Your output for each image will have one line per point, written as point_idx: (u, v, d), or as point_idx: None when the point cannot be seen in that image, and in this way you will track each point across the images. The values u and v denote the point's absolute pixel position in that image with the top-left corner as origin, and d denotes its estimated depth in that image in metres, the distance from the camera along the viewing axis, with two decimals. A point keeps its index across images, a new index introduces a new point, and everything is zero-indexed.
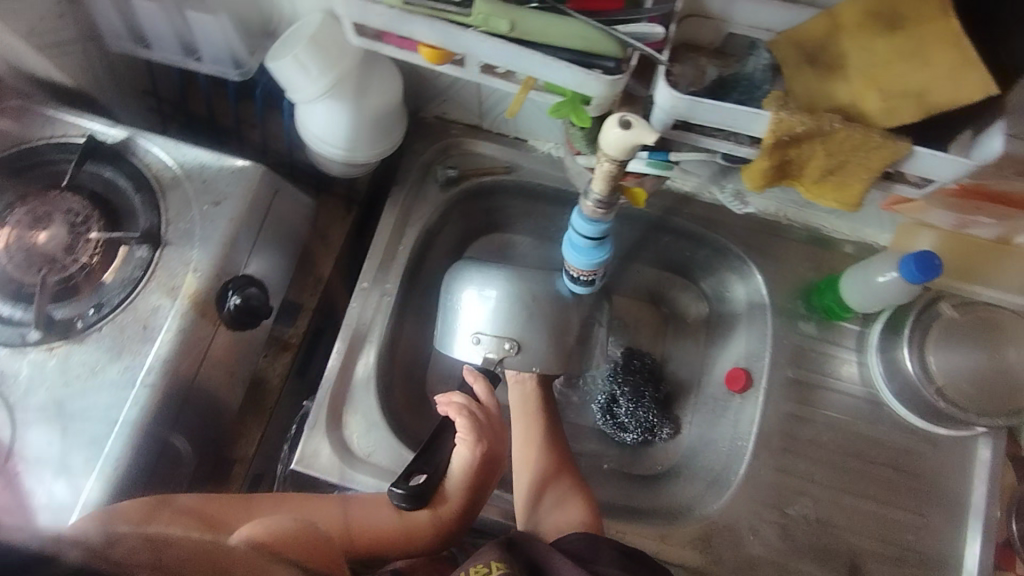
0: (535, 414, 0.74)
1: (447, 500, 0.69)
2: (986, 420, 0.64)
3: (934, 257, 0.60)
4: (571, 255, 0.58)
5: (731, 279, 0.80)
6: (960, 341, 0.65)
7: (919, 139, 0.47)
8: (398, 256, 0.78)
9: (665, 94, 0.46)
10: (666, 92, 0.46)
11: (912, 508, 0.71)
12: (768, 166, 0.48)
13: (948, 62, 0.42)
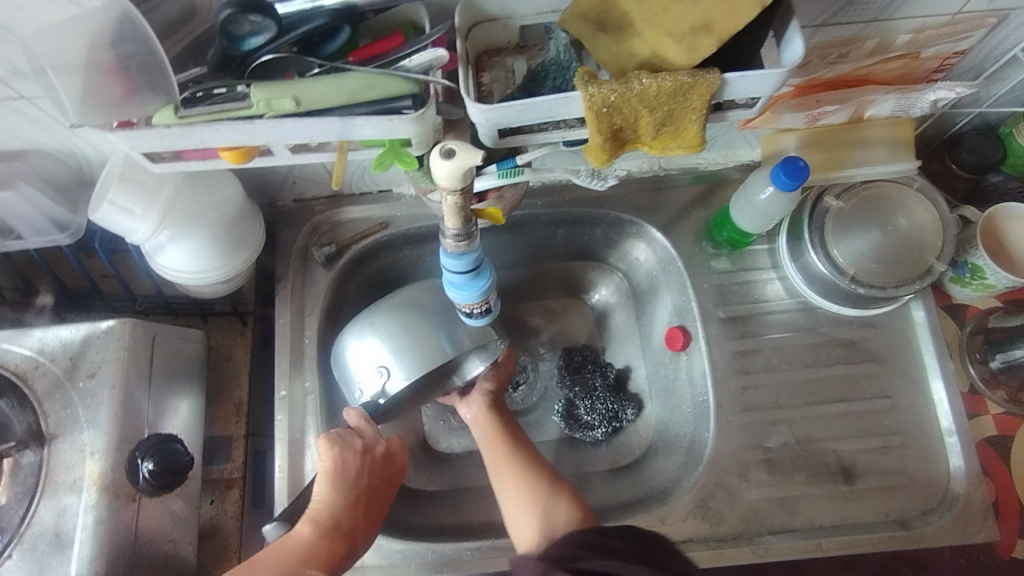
0: (491, 428, 0.70)
1: (331, 520, 0.62)
2: (907, 289, 0.64)
3: (799, 160, 0.60)
4: (453, 294, 0.55)
5: (636, 245, 0.80)
6: (855, 226, 0.67)
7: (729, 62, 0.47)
8: (307, 350, 0.75)
9: (477, 109, 0.45)
10: (477, 108, 0.45)
11: (877, 393, 0.72)
12: (602, 139, 0.47)
13: None
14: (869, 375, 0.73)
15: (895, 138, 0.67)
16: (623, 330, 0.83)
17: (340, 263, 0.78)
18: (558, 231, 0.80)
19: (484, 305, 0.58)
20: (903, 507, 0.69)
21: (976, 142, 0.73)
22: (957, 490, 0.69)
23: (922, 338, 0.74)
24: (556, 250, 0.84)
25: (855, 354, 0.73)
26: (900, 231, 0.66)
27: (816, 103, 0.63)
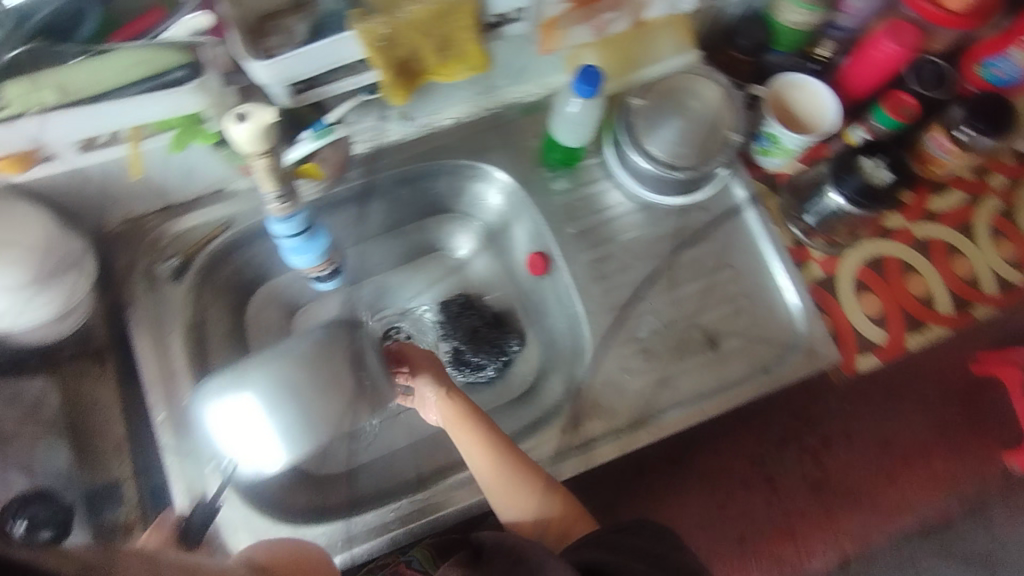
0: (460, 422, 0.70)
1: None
2: (713, 164, 0.72)
3: (592, 68, 0.65)
4: (295, 260, 0.56)
5: (481, 187, 0.83)
6: (662, 117, 0.72)
7: None
8: (177, 370, 0.72)
9: (257, 69, 0.45)
10: (258, 68, 0.45)
11: (721, 266, 0.80)
12: (393, 78, 0.50)
13: None
14: (711, 252, 0.80)
15: (675, 34, 0.75)
16: (492, 271, 0.87)
17: (189, 274, 0.75)
18: (405, 191, 0.81)
19: (331, 264, 0.60)
20: (763, 356, 0.77)
21: (747, 28, 0.82)
22: (801, 329, 0.79)
23: (746, 210, 0.82)
24: (410, 212, 0.85)
25: (695, 237, 0.81)
26: (697, 114, 0.72)
27: (595, 12, 0.66)
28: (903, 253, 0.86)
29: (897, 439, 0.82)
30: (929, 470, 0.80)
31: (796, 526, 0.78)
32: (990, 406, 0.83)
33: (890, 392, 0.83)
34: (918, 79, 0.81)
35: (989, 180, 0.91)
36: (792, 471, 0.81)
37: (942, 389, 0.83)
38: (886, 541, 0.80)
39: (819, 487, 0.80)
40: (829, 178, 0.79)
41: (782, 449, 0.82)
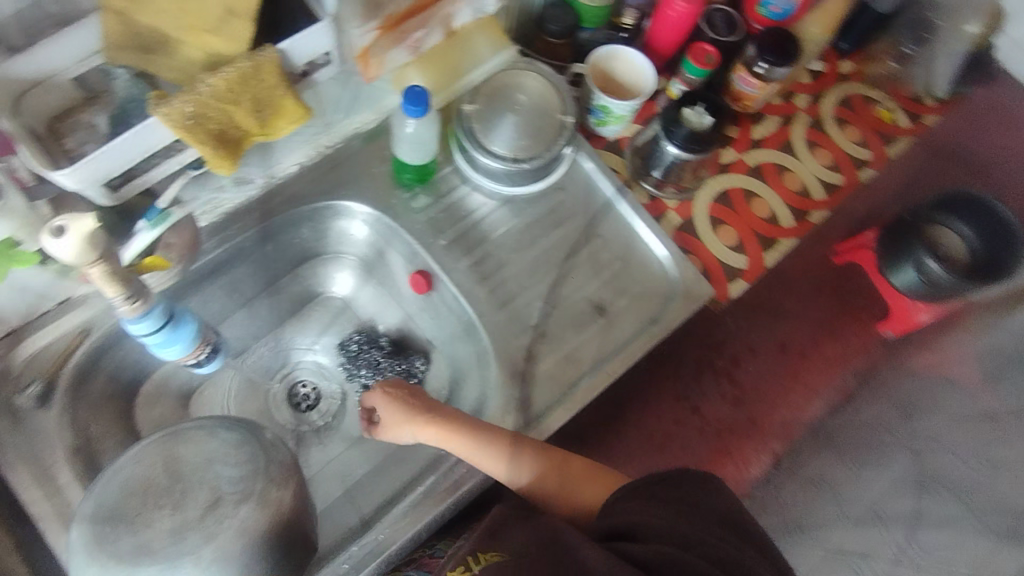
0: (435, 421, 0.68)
1: None
2: (556, 147, 0.75)
3: (416, 87, 0.66)
4: (167, 353, 0.54)
5: (344, 224, 0.83)
6: (496, 112, 0.74)
7: (278, 28, 0.49)
8: (71, 501, 0.66)
9: (65, 178, 0.43)
10: (64, 177, 0.43)
11: (590, 237, 0.85)
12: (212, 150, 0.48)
13: None
14: (578, 226, 0.85)
15: (486, 36, 0.78)
16: (380, 300, 0.87)
17: (56, 395, 0.69)
18: (269, 247, 0.80)
19: (206, 347, 0.59)
20: (649, 308, 0.83)
21: (553, 13, 0.86)
22: (673, 274, 0.84)
23: (598, 180, 0.87)
24: (281, 266, 0.83)
25: (561, 216, 0.85)
26: (529, 106, 0.75)
27: (400, 35, 0.68)
28: (743, 182, 0.95)
29: (790, 341, 0.97)
30: (823, 359, 0.98)
31: (729, 443, 0.93)
32: (854, 284, 0.99)
33: (768, 308, 0.97)
34: (710, 27, 0.91)
35: (795, 101, 1.02)
36: (714, 398, 0.93)
37: (807, 285, 0.99)
38: (805, 430, 0.97)
39: (740, 401, 0.94)
40: (662, 133, 0.85)
41: (700, 383, 0.93)
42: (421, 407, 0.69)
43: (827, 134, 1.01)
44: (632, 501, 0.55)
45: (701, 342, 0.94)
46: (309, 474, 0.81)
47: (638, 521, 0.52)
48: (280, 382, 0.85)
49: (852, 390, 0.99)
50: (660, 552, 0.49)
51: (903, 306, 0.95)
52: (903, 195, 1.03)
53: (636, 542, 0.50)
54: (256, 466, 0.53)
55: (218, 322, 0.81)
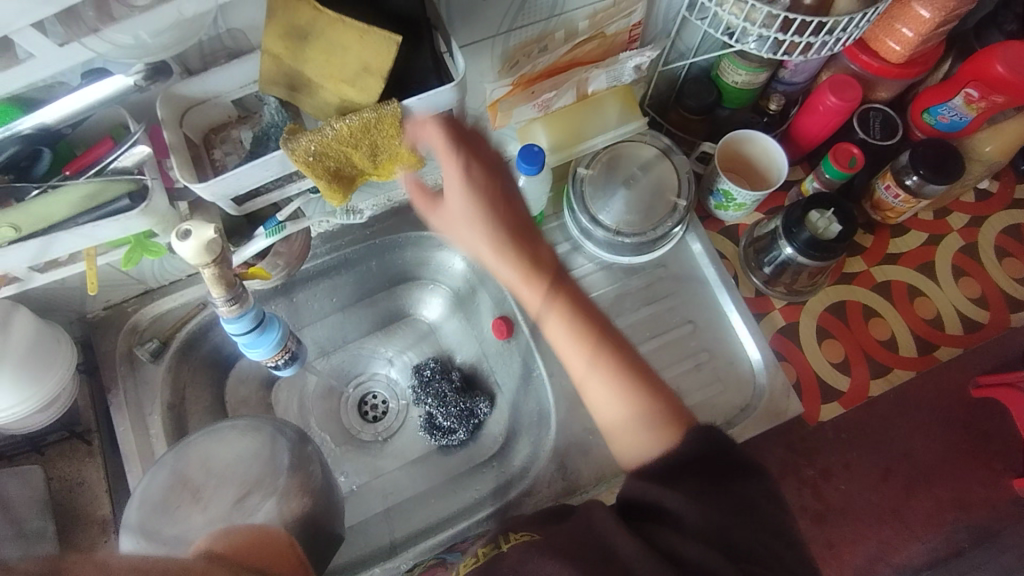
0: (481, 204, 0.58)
1: None
2: (660, 229, 0.75)
3: (534, 147, 0.68)
4: (253, 353, 0.60)
5: (445, 255, 0.87)
6: (609, 181, 0.76)
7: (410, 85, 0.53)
8: (157, 451, 0.74)
9: (205, 188, 0.50)
10: (203, 188, 0.50)
11: (682, 322, 0.82)
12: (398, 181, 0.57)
13: (356, 38, 0.47)
14: (671, 308, 0.83)
15: (618, 104, 0.77)
16: (461, 333, 0.90)
17: (168, 352, 0.78)
18: (373, 262, 0.86)
19: (286, 354, 0.64)
20: (725, 409, 0.79)
21: (694, 89, 0.83)
22: (762, 381, 0.80)
23: (703, 264, 0.84)
24: (379, 281, 0.89)
25: (655, 294, 0.83)
26: (642, 183, 0.75)
27: (531, 94, 0.70)
28: (864, 296, 0.89)
29: (896, 469, 0.85)
30: (933, 499, 0.85)
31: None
32: (988, 425, 0.87)
33: (876, 426, 0.85)
34: (864, 128, 0.85)
35: (949, 220, 0.92)
36: (794, 508, 0.82)
37: (937, 416, 0.86)
38: (893, 573, 0.83)
39: (820, 520, 0.82)
40: (781, 232, 0.81)
41: (781, 486, 0.83)
42: (485, 180, 0.57)
43: (981, 264, 0.90)
44: (712, 449, 0.50)
45: (792, 445, 0.83)
46: (359, 482, 0.85)
47: (727, 472, 0.49)
48: (354, 388, 0.90)
49: (963, 546, 0.84)
50: (735, 530, 0.47)
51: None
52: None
53: (714, 493, 0.48)
54: (277, 465, 0.62)
55: (316, 320, 0.88)
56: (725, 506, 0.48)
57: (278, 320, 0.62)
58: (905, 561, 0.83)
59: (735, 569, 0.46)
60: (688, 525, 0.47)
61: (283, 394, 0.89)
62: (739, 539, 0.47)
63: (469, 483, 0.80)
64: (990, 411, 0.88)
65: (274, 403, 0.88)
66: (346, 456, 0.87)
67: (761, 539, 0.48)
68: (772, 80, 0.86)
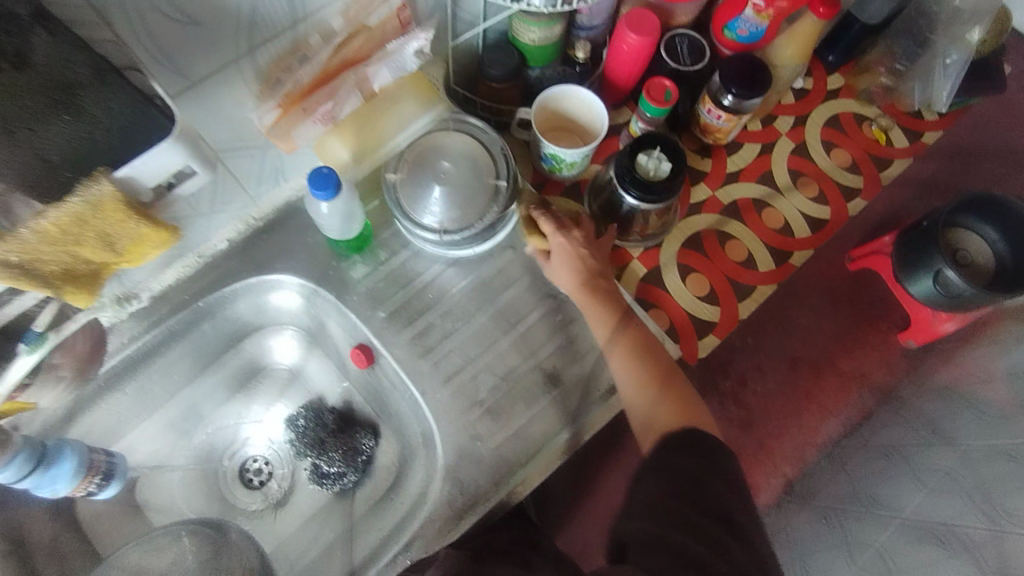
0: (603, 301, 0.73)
1: None
2: (486, 218, 0.72)
3: (323, 168, 0.62)
4: (52, 490, 0.59)
5: (280, 295, 0.79)
6: (421, 180, 0.70)
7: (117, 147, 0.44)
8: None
9: None
10: None
11: (545, 298, 0.79)
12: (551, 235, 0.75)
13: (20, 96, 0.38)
14: (529, 288, 0.79)
15: (411, 94, 0.72)
16: (327, 372, 0.84)
17: None
18: (205, 327, 0.77)
19: (99, 474, 0.64)
20: (609, 376, 0.76)
21: (495, 56, 0.77)
22: None
23: None
24: (220, 343, 0.80)
25: (510, 278, 0.79)
26: (456, 174, 0.70)
27: (306, 111, 0.61)
28: (715, 223, 0.89)
29: (802, 357, 0.95)
30: (838, 376, 0.95)
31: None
32: (871, 294, 0.96)
33: (775, 324, 0.95)
34: (673, 56, 0.83)
35: (777, 125, 0.93)
36: (721, 421, 0.94)
37: (822, 298, 0.96)
38: (819, 452, 0.94)
39: (745, 424, 0.94)
40: (616, 183, 0.78)
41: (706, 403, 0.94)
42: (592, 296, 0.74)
43: (813, 161, 0.92)
44: (692, 453, 0.57)
45: (705, 364, 0.93)
46: None
47: (687, 475, 0.55)
48: (229, 459, 0.82)
49: (872, 408, 0.94)
50: (678, 522, 0.52)
51: (924, 316, 0.91)
52: (922, 198, 0.96)
53: (660, 488, 0.55)
54: None
55: (162, 403, 0.78)
56: (678, 510, 0.52)
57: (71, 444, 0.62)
58: (827, 438, 0.94)
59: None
60: (638, 537, 0.52)
61: (149, 495, 0.77)
62: (674, 530, 0.51)
63: (372, 525, 0.75)
64: (870, 280, 0.96)
65: (143, 505, 0.76)
66: None
67: (692, 523, 0.51)
68: (573, 27, 0.82)
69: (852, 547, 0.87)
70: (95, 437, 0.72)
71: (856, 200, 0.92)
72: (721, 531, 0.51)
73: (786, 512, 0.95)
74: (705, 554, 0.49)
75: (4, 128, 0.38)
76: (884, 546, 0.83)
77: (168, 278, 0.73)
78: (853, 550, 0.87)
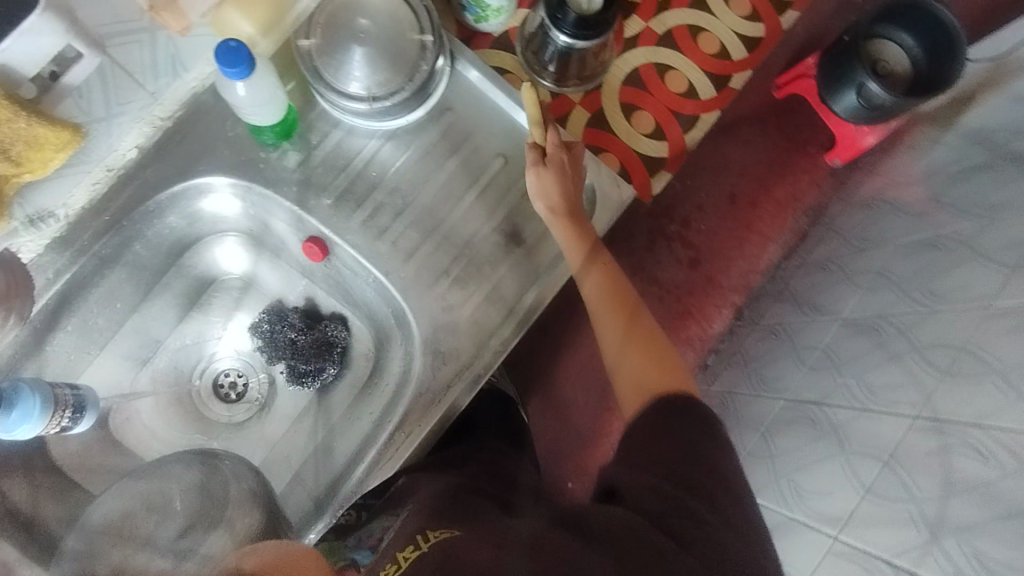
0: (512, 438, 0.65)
1: None
2: (417, 78, 0.66)
3: (229, 42, 0.54)
4: (20, 429, 0.56)
5: (210, 200, 0.73)
6: (340, 44, 0.63)
7: None
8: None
9: None
10: None
11: (492, 158, 0.76)
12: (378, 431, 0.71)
13: None
14: (475, 150, 0.76)
15: None
16: (279, 272, 0.80)
17: None
18: (137, 247, 0.71)
19: (68, 408, 0.63)
20: (569, 226, 0.76)
21: None
22: (590, 183, 0.76)
23: (487, 88, 0.76)
24: (159, 262, 0.75)
25: (453, 142, 0.76)
26: (376, 32, 0.64)
27: None
28: (652, 56, 0.85)
29: (738, 191, 0.97)
30: (772, 203, 0.98)
31: (691, 305, 0.98)
32: (800, 119, 0.97)
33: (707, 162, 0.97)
34: None
35: None
36: (671, 265, 0.97)
37: (752, 131, 0.97)
38: (763, 276, 0.99)
39: (695, 263, 0.97)
40: (549, 21, 0.73)
41: (655, 251, 0.96)
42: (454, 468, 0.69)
43: None
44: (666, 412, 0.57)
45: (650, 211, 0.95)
46: (256, 464, 0.77)
47: (683, 434, 0.55)
48: (200, 378, 0.80)
49: (806, 228, 0.98)
50: (670, 490, 0.52)
51: (848, 133, 0.92)
52: (843, 8, 0.95)
53: (651, 445, 0.55)
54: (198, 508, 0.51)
55: (112, 335, 0.74)
56: (672, 466, 0.53)
57: (31, 384, 0.58)
58: (769, 264, 0.98)
59: (676, 518, 0.50)
60: (634, 484, 0.53)
61: (124, 426, 0.75)
62: (671, 498, 0.51)
63: (362, 411, 0.76)
64: (797, 106, 0.97)
65: (121, 438, 0.75)
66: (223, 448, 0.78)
67: (693, 491, 0.51)
68: None
69: (800, 351, 0.84)
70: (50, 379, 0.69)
71: (789, 13, 0.89)
72: (712, 484, 0.52)
73: (737, 337, 0.98)
74: (699, 521, 0.50)
75: None
76: (830, 342, 0.79)
77: (81, 198, 0.65)
78: (800, 352, 0.84)
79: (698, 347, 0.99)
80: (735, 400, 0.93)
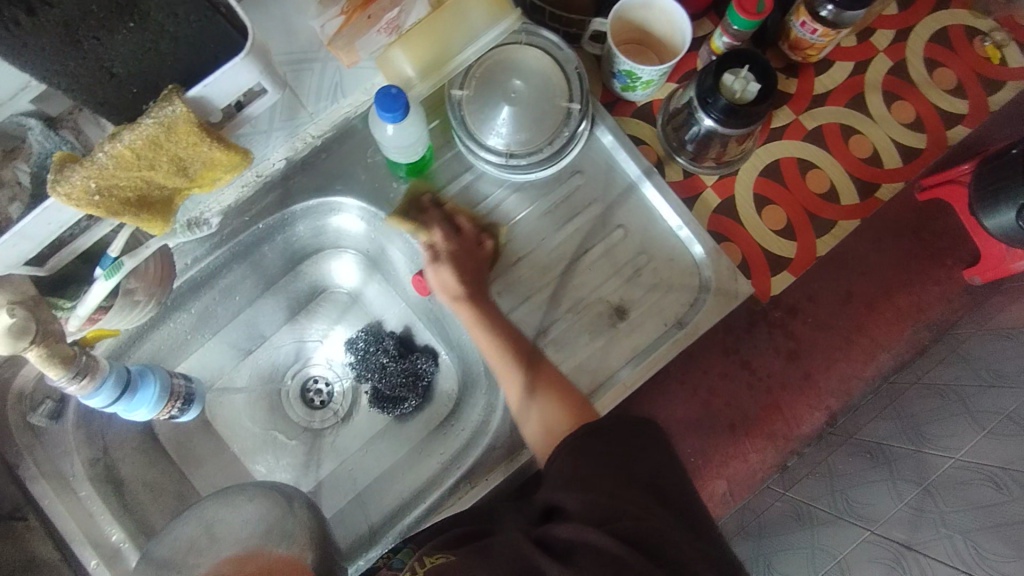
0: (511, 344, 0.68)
1: None
2: (556, 144, 0.67)
3: (391, 88, 0.57)
4: (138, 414, 0.62)
5: (336, 216, 0.77)
6: (489, 101, 0.65)
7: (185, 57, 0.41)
8: (109, 530, 0.65)
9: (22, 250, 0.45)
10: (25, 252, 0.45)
11: (612, 228, 0.75)
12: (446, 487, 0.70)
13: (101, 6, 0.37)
14: (597, 218, 0.76)
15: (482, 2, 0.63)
16: (384, 295, 0.83)
17: (70, 407, 0.68)
18: (265, 249, 0.76)
19: (179, 399, 0.67)
20: (674, 310, 0.74)
21: None
22: (707, 272, 0.74)
23: (621, 159, 0.76)
24: (280, 265, 0.80)
25: (576, 206, 0.76)
26: (528, 94, 0.66)
27: (371, 19, 0.58)
28: (797, 150, 0.82)
29: (857, 290, 0.83)
30: (894, 308, 0.83)
31: (783, 400, 0.82)
32: (940, 225, 0.83)
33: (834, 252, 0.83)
34: None
35: (874, 41, 0.83)
36: (766, 350, 0.83)
37: (885, 231, 0.84)
38: (868, 385, 0.83)
39: (793, 355, 0.83)
40: (698, 104, 0.71)
41: (752, 334, 0.84)
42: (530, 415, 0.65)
43: (912, 84, 0.83)
44: (607, 436, 0.56)
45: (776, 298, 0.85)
46: (324, 474, 0.80)
47: (611, 451, 0.55)
48: (292, 378, 0.83)
49: (927, 344, 0.82)
50: (609, 498, 0.52)
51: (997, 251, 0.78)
52: None
53: (585, 467, 0.54)
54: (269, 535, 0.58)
55: (226, 323, 0.80)
56: (611, 479, 0.53)
57: (153, 371, 0.64)
58: (877, 372, 0.83)
59: (622, 520, 0.50)
60: (576, 504, 0.52)
61: (219, 409, 0.81)
62: (616, 510, 0.51)
63: (433, 448, 0.77)
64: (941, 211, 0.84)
65: (213, 419, 0.80)
66: (301, 450, 0.81)
67: (635, 505, 0.51)
68: None
69: (897, 483, 0.71)
70: (167, 353, 0.76)
71: (957, 127, 0.83)
72: (651, 495, 0.52)
73: (827, 447, 0.82)
74: (644, 524, 0.50)
75: (69, 36, 0.37)
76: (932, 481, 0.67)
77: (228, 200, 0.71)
78: (897, 485, 0.71)
79: (780, 447, 0.82)
80: (812, 512, 0.78)
